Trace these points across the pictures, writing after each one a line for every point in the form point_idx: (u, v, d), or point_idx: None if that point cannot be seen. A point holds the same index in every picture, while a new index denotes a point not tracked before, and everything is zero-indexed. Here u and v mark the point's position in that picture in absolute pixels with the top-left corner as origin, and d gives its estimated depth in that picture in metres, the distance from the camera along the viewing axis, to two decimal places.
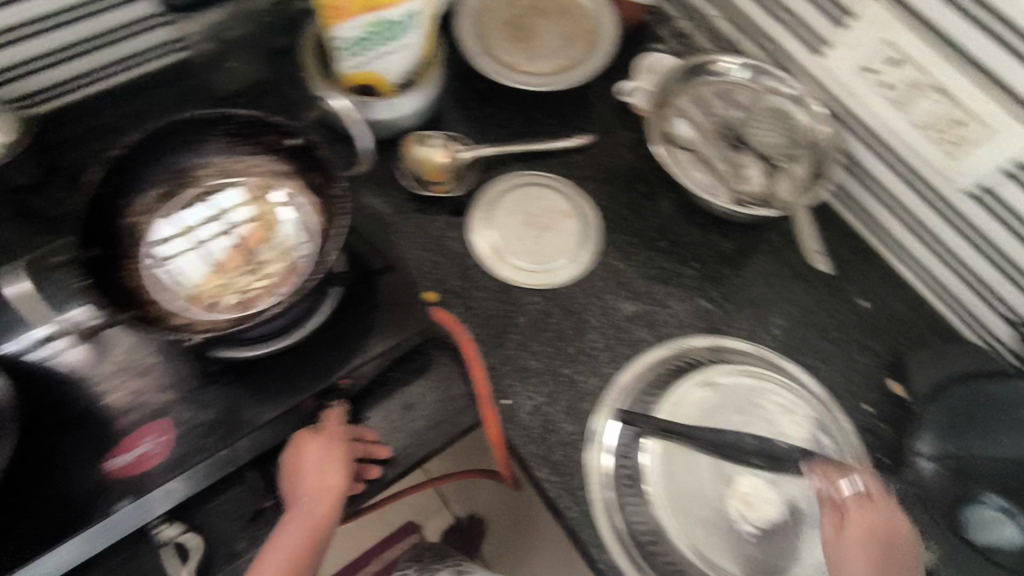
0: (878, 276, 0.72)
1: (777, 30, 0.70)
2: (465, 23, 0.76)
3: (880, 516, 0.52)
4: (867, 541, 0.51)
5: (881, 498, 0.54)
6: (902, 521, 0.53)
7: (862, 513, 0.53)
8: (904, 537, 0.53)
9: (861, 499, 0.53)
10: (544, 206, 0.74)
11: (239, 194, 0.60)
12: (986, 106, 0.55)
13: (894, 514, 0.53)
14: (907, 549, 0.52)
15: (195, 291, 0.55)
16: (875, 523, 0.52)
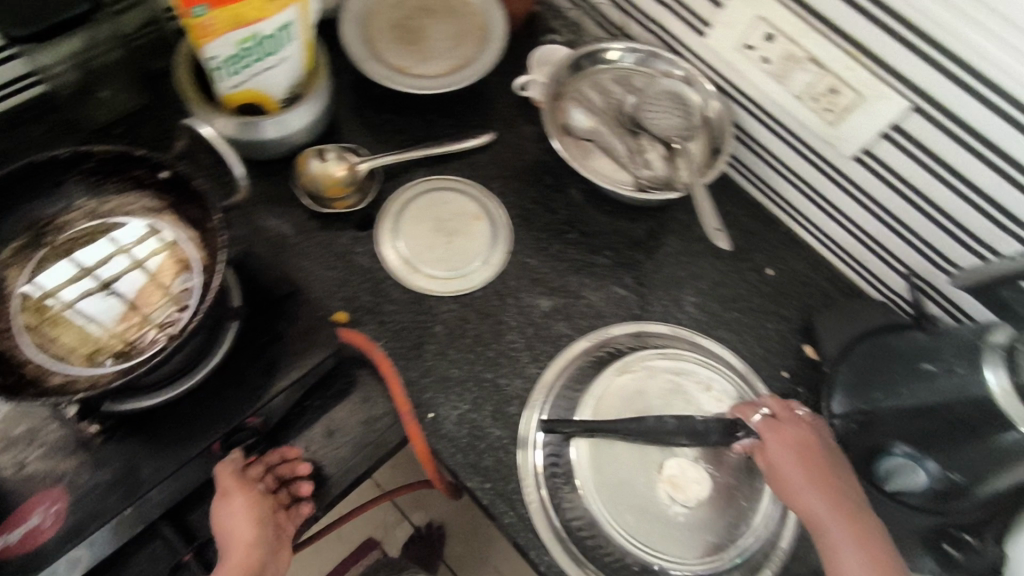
0: (780, 245, 0.75)
1: (662, 13, 0.71)
2: (349, 28, 0.74)
3: (792, 429, 0.56)
4: (790, 456, 0.54)
5: (788, 414, 0.58)
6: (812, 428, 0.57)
7: (777, 435, 0.56)
8: (820, 435, 0.56)
9: (771, 421, 0.57)
10: (451, 210, 0.72)
11: (142, 227, 0.56)
12: (856, 73, 0.57)
13: (803, 424, 0.57)
14: (829, 449, 0.56)
15: (114, 334, 0.52)
16: (790, 439, 0.55)
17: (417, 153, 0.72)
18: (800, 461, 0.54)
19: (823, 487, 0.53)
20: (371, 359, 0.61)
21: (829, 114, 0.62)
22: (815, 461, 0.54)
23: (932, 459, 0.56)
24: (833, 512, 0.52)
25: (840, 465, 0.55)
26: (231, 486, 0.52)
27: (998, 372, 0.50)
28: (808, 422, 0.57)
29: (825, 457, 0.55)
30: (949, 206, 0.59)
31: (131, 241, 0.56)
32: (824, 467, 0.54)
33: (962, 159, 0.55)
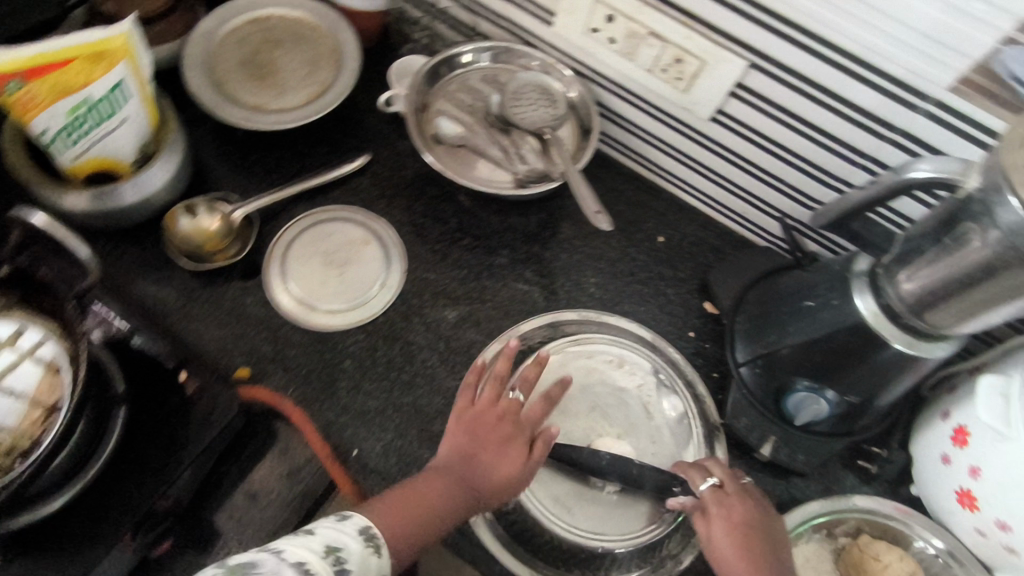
0: (666, 211, 0.78)
1: (509, 8, 0.71)
2: (194, 74, 0.70)
3: (735, 507, 0.56)
4: (730, 535, 0.55)
5: (736, 485, 0.58)
6: (756, 504, 0.57)
7: (720, 510, 0.56)
8: (762, 513, 0.56)
9: (717, 493, 0.57)
10: (338, 240, 0.71)
11: (13, 323, 0.52)
12: (695, 41, 0.60)
13: (748, 500, 0.57)
14: (774, 524, 0.57)
15: (18, 436, 0.48)
16: (733, 519, 0.55)
17: (293, 190, 0.71)
18: (740, 541, 0.55)
19: (759, 565, 0.54)
20: (280, 412, 0.61)
21: (679, 82, 0.64)
22: (755, 539, 0.55)
23: (830, 388, 0.59)
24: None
25: (780, 543, 0.56)
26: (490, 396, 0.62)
27: (866, 296, 0.54)
28: (753, 495, 0.58)
29: (765, 533, 0.55)
30: (804, 152, 0.63)
31: (10, 336, 0.51)
32: (763, 545, 0.55)
33: (803, 107, 0.59)
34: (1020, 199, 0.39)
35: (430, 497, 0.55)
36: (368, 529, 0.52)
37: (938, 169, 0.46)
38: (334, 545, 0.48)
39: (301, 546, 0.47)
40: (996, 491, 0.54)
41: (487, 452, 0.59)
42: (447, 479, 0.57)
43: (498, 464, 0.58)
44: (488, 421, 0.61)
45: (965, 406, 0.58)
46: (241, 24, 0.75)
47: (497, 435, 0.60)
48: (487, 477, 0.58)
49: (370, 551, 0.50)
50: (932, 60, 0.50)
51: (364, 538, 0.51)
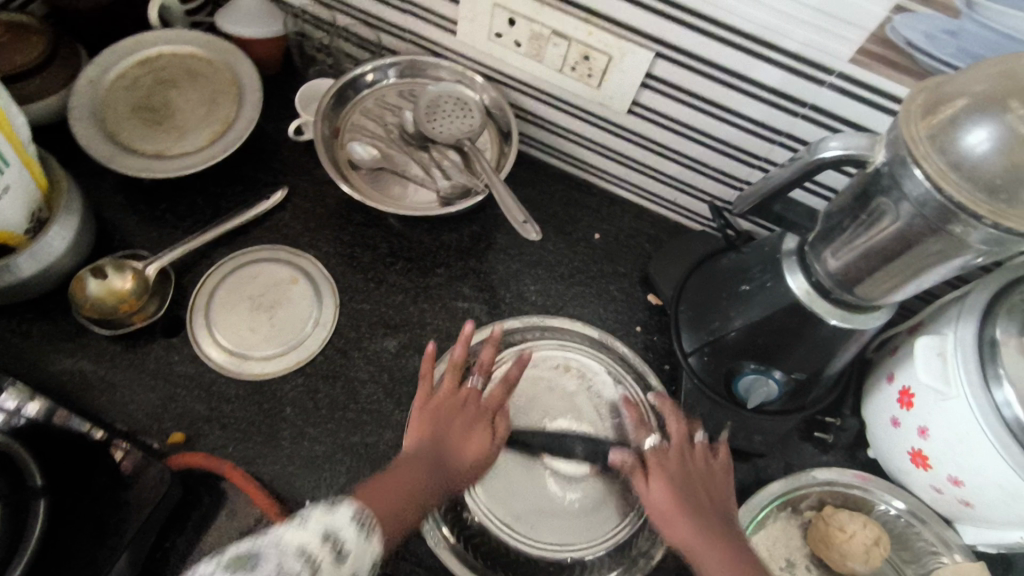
0: (598, 208, 0.77)
1: (410, 20, 0.69)
2: (83, 126, 0.66)
3: (672, 459, 0.58)
4: (668, 485, 0.57)
5: (679, 441, 0.60)
6: (697, 459, 0.59)
7: (659, 462, 0.58)
8: (702, 467, 0.59)
9: (658, 447, 0.59)
10: (264, 282, 0.67)
11: None
12: (598, 37, 0.59)
13: (690, 454, 0.59)
14: (714, 475, 0.59)
15: None
16: (671, 468, 0.58)
17: (208, 235, 0.67)
18: (677, 489, 0.56)
19: (694, 510, 0.55)
20: (219, 474, 0.57)
21: (590, 79, 0.63)
22: (692, 486, 0.57)
23: (777, 367, 0.57)
24: (701, 535, 0.54)
25: (721, 496, 0.58)
26: (449, 385, 0.61)
27: (796, 275, 0.54)
28: (697, 451, 0.60)
29: (703, 482, 0.58)
30: (723, 135, 0.62)
31: None
32: (700, 493, 0.57)
33: (714, 91, 0.59)
34: (924, 171, 0.39)
35: (407, 482, 0.53)
36: (361, 516, 0.46)
37: (849, 145, 0.45)
38: (333, 530, 0.43)
39: (300, 531, 0.43)
40: (945, 449, 0.55)
41: (453, 436, 0.57)
42: (419, 464, 0.55)
43: (465, 448, 0.57)
44: (451, 407, 0.59)
45: (907, 367, 0.59)
46: (129, 69, 0.71)
47: (461, 419, 0.58)
48: (456, 462, 0.57)
49: (363, 537, 0.45)
50: (830, 34, 0.49)
51: (357, 526, 0.45)
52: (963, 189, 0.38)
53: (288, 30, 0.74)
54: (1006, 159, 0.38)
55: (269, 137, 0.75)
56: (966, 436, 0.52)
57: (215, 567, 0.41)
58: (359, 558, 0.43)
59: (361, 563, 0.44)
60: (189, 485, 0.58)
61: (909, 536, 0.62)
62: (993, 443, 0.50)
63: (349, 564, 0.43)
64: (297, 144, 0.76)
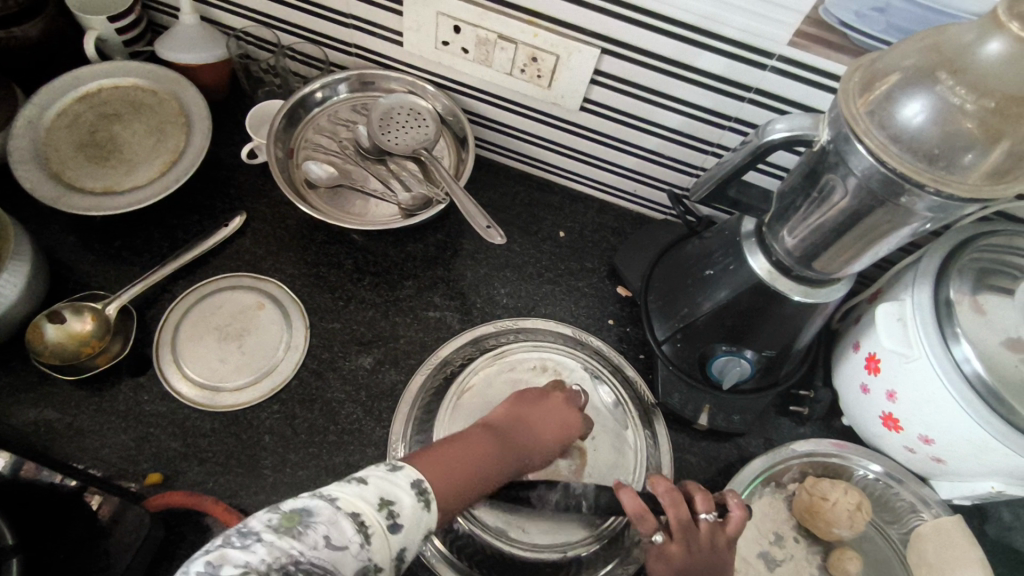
0: (561, 206, 0.78)
1: (355, 33, 0.68)
2: (26, 167, 0.64)
3: (681, 557, 0.53)
4: None
5: (688, 533, 0.53)
6: (708, 549, 0.53)
7: (666, 560, 0.53)
8: (713, 556, 0.53)
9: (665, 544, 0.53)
10: (230, 311, 0.66)
11: None
12: (544, 38, 0.59)
13: (700, 546, 0.53)
14: (722, 559, 0.54)
15: None
16: (677, 568, 0.52)
17: (164, 272, 0.66)
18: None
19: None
20: (202, 510, 0.56)
21: (540, 80, 0.63)
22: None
23: (748, 346, 0.59)
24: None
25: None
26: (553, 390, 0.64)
27: (757, 256, 0.55)
28: (708, 540, 0.54)
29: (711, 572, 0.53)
30: (676, 125, 0.63)
31: None
32: None
33: (662, 83, 0.60)
34: (866, 146, 0.40)
35: (474, 451, 0.54)
36: (420, 482, 0.48)
37: (793, 127, 0.46)
38: (390, 498, 0.45)
39: (357, 497, 0.44)
40: (913, 410, 0.57)
41: (538, 424, 0.60)
42: (494, 437, 0.56)
43: (537, 444, 0.59)
44: (550, 399, 0.62)
45: (871, 334, 0.61)
46: (69, 106, 0.69)
47: (555, 410, 0.61)
48: (532, 447, 0.59)
49: (421, 505, 0.47)
50: (767, 19, 0.51)
51: (417, 491, 0.47)
52: (904, 160, 0.40)
53: (232, 53, 0.72)
54: (940, 130, 0.39)
55: (222, 163, 0.74)
56: (931, 396, 0.54)
57: (266, 523, 0.42)
58: (410, 530, 0.45)
59: (410, 536, 0.45)
60: (171, 525, 0.56)
61: (888, 497, 0.64)
62: (958, 400, 0.52)
63: (400, 534, 0.44)
64: (251, 167, 0.75)
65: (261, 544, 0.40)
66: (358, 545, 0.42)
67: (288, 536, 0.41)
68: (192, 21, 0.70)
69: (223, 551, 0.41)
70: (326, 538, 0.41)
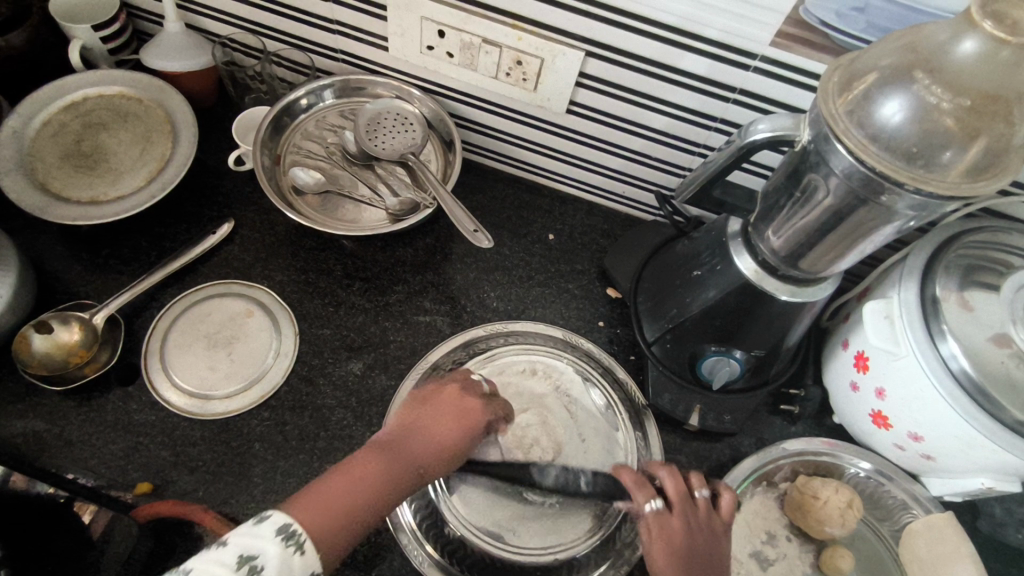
0: (550, 208, 0.78)
1: (341, 39, 0.68)
2: (11, 177, 0.64)
3: (675, 525, 0.53)
4: (667, 559, 0.52)
5: (683, 504, 0.55)
6: (703, 523, 0.54)
7: (661, 529, 0.53)
8: (708, 531, 0.54)
9: (660, 513, 0.54)
10: (218, 319, 0.66)
11: None
12: (528, 42, 0.59)
13: (694, 518, 0.54)
14: (718, 538, 0.54)
15: None
16: (673, 539, 0.53)
17: (152, 280, 0.65)
18: (678, 559, 0.52)
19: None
20: (193, 520, 0.56)
21: (526, 83, 0.63)
22: (693, 551, 0.52)
23: (737, 346, 0.58)
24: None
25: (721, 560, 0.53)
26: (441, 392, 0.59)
27: (743, 256, 0.55)
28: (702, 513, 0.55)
29: (705, 545, 0.53)
30: (662, 126, 0.63)
31: None
32: (700, 562, 0.52)
33: (647, 84, 0.60)
34: (845, 146, 0.40)
35: (360, 473, 0.50)
36: (288, 525, 0.44)
37: (776, 127, 0.46)
38: (250, 552, 0.42)
39: (213, 562, 0.42)
40: (901, 407, 0.57)
41: (430, 425, 0.56)
42: (385, 452, 0.52)
43: (436, 447, 0.55)
44: (437, 398, 0.59)
45: (859, 332, 0.61)
46: (54, 115, 0.68)
47: (441, 407, 0.58)
48: (431, 452, 0.55)
49: (290, 550, 0.44)
50: (748, 20, 0.51)
51: (281, 538, 0.44)
52: (884, 159, 0.40)
53: (217, 60, 0.72)
54: (919, 128, 0.39)
55: (210, 170, 0.74)
56: (919, 393, 0.54)
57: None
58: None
59: None
60: (160, 534, 0.56)
61: (880, 495, 0.64)
62: (944, 397, 0.52)
63: None
64: (240, 174, 0.75)
65: None
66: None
67: None
68: (177, 29, 0.69)
69: None
70: None
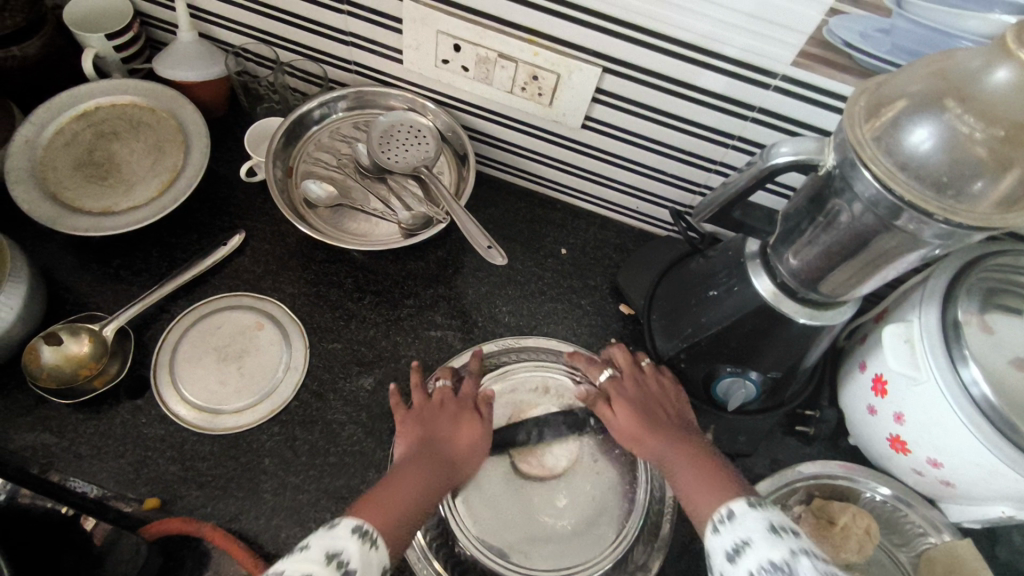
0: (562, 222, 0.77)
1: (355, 51, 0.68)
2: (24, 187, 0.63)
3: (630, 387, 0.61)
4: (631, 411, 0.59)
5: (632, 370, 0.63)
6: (651, 380, 0.62)
7: (619, 390, 0.61)
8: (659, 387, 0.62)
9: (614, 379, 0.62)
10: (228, 331, 0.66)
11: None
12: (545, 57, 0.59)
13: (641, 377, 0.62)
14: (673, 396, 0.61)
15: None
16: (629, 394, 0.61)
17: (162, 292, 0.65)
18: (639, 413, 0.59)
19: (660, 430, 0.58)
20: (200, 536, 0.55)
21: (541, 98, 0.63)
22: (651, 407, 0.60)
23: (753, 367, 0.58)
24: (676, 455, 0.56)
25: (679, 410, 0.61)
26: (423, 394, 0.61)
27: (762, 278, 0.54)
28: (648, 374, 0.63)
29: (659, 397, 0.61)
30: (679, 143, 0.63)
31: None
32: (659, 411, 0.60)
33: (664, 102, 0.59)
34: (872, 172, 0.40)
35: (403, 478, 0.53)
36: (360, 525, 0.46)
37: (799, 150, 0.45)
38: (335, 550, 0.43)
39: (302, 562, 0.42)
40: (921, 433, 0.56)
41: (436, 425, 0.59)
42: (409, 464, 0.55)
43: (455, 437, 0.58)
44: (430, 401, 0.61)
45: (878, 355, 0.60)
46: (67, 124, 0.68)
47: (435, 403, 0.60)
48: (449, 443, 0.57)
49: (368, 545, 0.45)
50: (771, 40, 0.50)
51: (359, 534, 0.46)
52: (912, 187, 0.39)
53: (230, 70, 0.72)
54: (948, 156, 0.38)
55: (222, 181, 0.74)
56: (940, 420, 0.53)
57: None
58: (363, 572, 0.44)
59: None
60: (169, 551, 0.56)
61: (897, 520, 0.63)
62: (965, 424, 0.51)
63: None
64: (252, 184, 0.74)
65: None
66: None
67: None
68: (190, 38, 0.69)
69: None
70: None
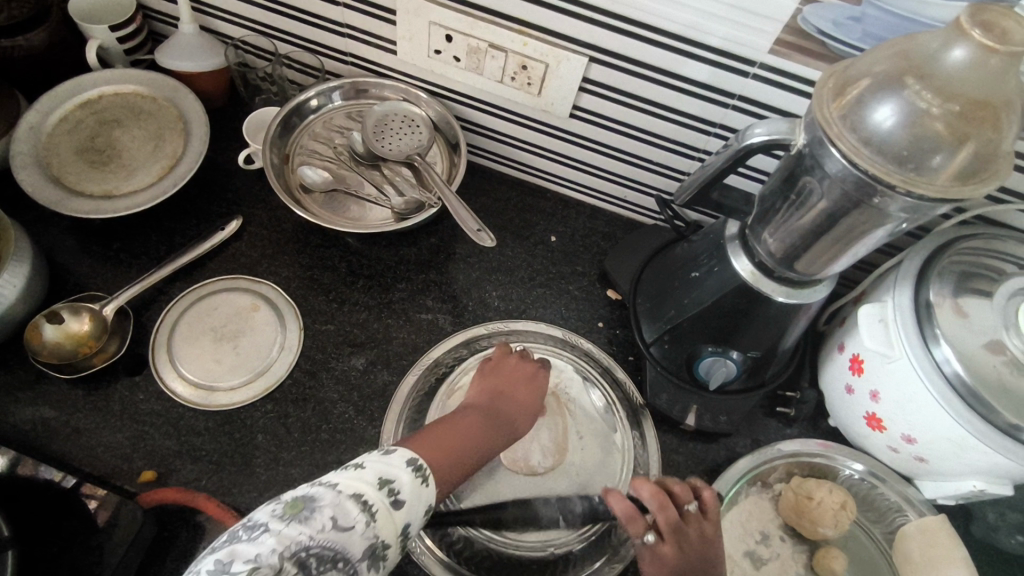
0: (551, 211, 0.79)
1: (351, 43, 0.70)
2: (28, 171, 0.65)
3: (672, 558, 0.53)
4: None
5: (674, 532, 0.54)
6: (696, 544, 0.54)
7: (659, 560, 0.53)
8: (704, 550, 0.54)
9: (655, 545, 0.53)
10: (225, 314, 0.67)
11: None
12: (534, 47, 0.61)
13: (686, 542, 0.53)
14: (715, 556, 0.54)
15: None
16: (672, 568, 0.52)
17: (160, 274, 0.67)
18: None
19: None
20: (194, 506, 0.58)
21: (530, 87, 0.65)
22: None
23: (734, 348, 0.59)
24: None
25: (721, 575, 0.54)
26: (503, 359, 0.65)
27: (741, 258, 0.56)
28: (693, 533, 0.54)
29: (704, 565, 0.53)
30: (665, 131, 0.65)
31: None
32: None
33: (649, 90, 0.61)
34: (840, 150, 0.42)
35: (465, 428, 0.55)
36: (415, 460, 0.48)
37: (772, 131, 0.47)
38: (387, 477, 0.46)
39: (355, 479, 0.45)
40: (896, 410, 0.58)
41: (510, 387, 0.62)
42: (477, 417, 0.57)
43: (517, 398, 0.61)
44: (507, 363, 0.64)
45: (854, 336, 0.62)
46: (70, 112, 0.70)
47: (513, 370, 0.63)
48: (513, 406, 0.60)
49: (419, 481, 0.47)
50: (748, 29, 0.52)
51: (413, 468, 0.48)
52: (876, 163, 0.41)
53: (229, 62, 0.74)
54: (911, 133, 0.40)
55: (220, 168, 0.76)
56: (913, 397, 0.55)
57: (271, 514, 0.42)
58: (411, 504, 0.46)
59: (412, 512, 0.46)
60: (164, 522, 0.58)
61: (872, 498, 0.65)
62: (937, 399, 0.53)
63: (403, 509, 0.45)
64: (249, 173, 0.76)
65: (268, 534, 0.41)
66: (364, 524, 0.43)
67: (294, 523, 0.42)
68: (191, 31, 0.71)
69: (231, 548, 0.40)
70: (332, 520, 0.42)
